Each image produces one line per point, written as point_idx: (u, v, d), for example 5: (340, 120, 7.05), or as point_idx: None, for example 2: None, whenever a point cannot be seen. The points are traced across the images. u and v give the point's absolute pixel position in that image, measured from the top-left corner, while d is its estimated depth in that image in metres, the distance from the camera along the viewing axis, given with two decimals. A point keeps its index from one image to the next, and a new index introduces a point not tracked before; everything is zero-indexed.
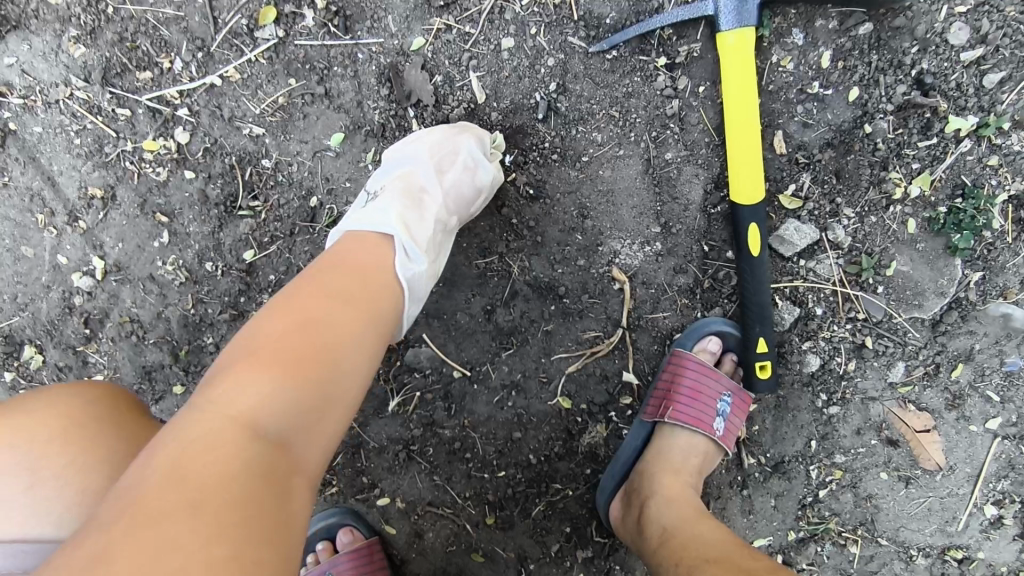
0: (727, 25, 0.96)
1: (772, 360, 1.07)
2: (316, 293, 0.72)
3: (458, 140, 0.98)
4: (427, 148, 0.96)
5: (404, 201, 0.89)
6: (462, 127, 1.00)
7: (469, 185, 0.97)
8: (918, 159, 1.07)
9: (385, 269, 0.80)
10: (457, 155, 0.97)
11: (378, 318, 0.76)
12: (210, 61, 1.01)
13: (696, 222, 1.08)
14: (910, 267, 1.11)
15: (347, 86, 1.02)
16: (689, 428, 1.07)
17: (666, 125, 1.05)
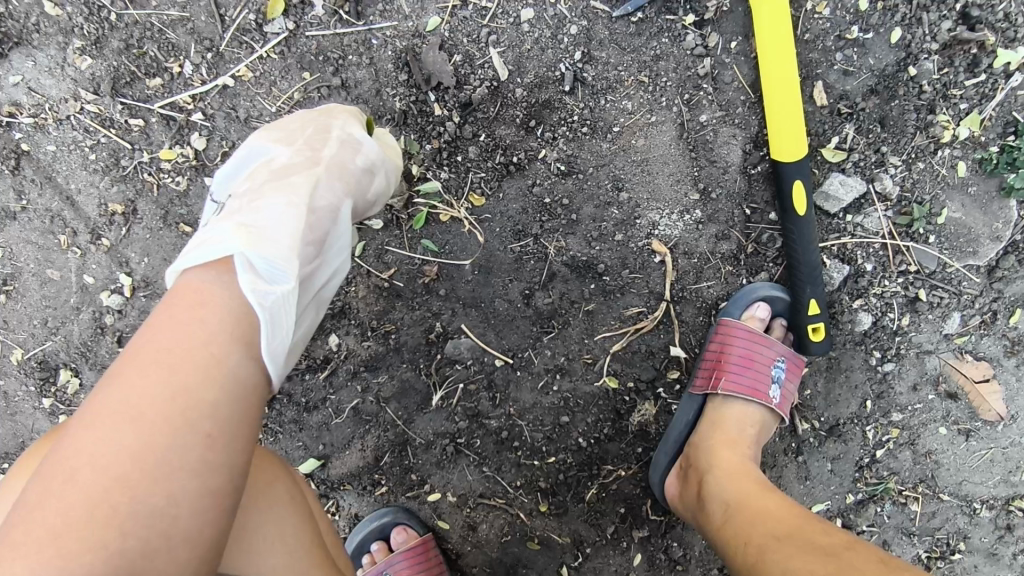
0: None
1: (825, 321, 1.04)
2: (96, 423, 0.55)
3: (323, 123, 0.87)
4: (281, 142, 0.85)
5: (256, 203, 0.76)
6: (328, 112, 0.90)
7: (352, 159, 0.86)
8: (965, 99, 1.02)
9: (221, 312, 0.64)
10: (328, 135, 0.86)
11: (200, 419, 0.57)
12: (220, 61, 0.98)
13: (736, 184, 1.03)
14: (962, 213, 1.06)
15: (363, 74, 0.99)
16: (743, 398, 1.04)
17: (699, 86, 1.01)
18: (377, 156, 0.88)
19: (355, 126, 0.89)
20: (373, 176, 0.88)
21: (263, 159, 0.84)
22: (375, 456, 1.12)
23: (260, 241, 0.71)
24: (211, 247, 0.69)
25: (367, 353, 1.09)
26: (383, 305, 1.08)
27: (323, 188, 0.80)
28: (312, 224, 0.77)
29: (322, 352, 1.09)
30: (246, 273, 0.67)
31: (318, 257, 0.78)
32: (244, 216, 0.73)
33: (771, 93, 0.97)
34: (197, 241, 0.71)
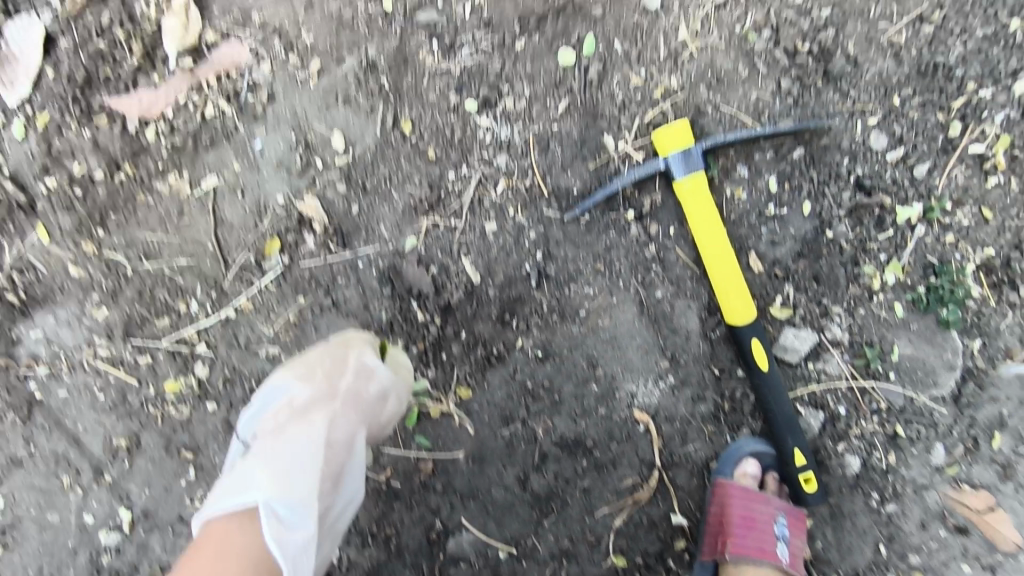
0: (680, 174, 1.07)
1: (814, 469, 1.07)
2: None
3: (343, 354, 0.98)
4: (303, 377, 0.96)
5: (281, 449, 0.89)
6: (347, 341, 1.01)
7: (366, 391, 0.96)
8: (883, 250, 1.15)
9: (248, 550, 0.83)
10: (345, 369, 0.96)
11: None
12: (224, 296, 1.08)
13: (700, 348, 1.12)
14: (913, 348, 1.15)
15: (351, 292, 1.09)
16: (754, 560, 1.06)
17: (650, 267, 1.12)
18: (389, 382, 0.99)
19: (371, 354, 0.99)
20: (387, 400, 0.99)
21: (286, 394, 0.96)
22: None
23: (280, 491, 0.86)
24: (240, 497, 0.86)
25: (369, 561, 1.09)
26: (382, 507, 1.10)
27: (339, 426, 0.92)
28: (327, 465, 0.90)
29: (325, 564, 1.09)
30: (271, 524, 0.84)
31: (335, 489, 0.92)
32: (270, 464, 0.88)
33: (715, 268, 1.07)
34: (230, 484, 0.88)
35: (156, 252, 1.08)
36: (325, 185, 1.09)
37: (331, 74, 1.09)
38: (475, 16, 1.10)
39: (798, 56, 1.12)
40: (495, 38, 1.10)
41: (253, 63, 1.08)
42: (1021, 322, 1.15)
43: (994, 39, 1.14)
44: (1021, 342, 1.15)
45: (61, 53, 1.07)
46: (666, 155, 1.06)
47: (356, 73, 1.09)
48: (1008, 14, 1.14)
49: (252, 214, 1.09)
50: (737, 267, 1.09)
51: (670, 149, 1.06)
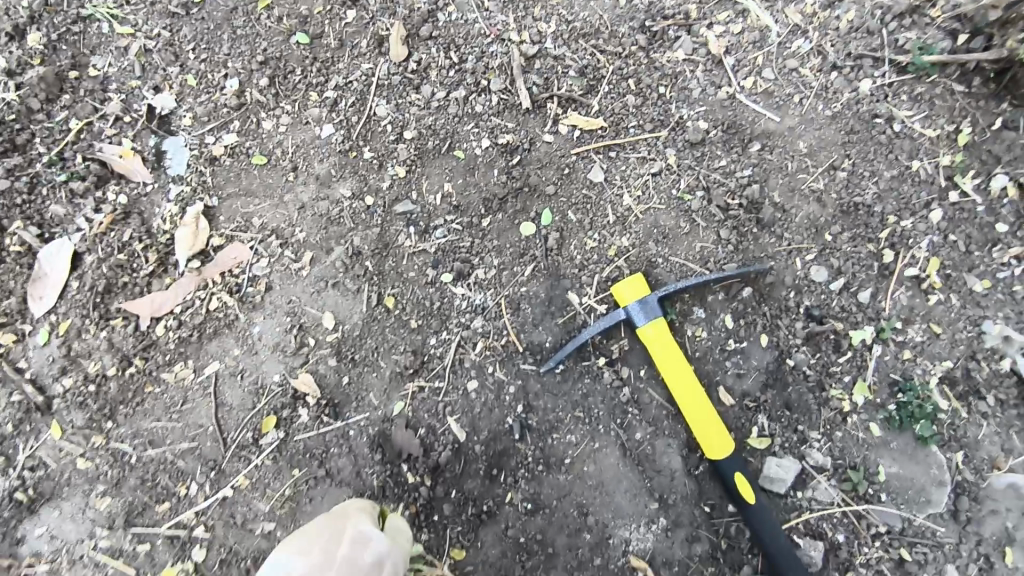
0: (642, 322, 1.14)
1: None
2: None
3: (341, 524, 1.02)
4: (301, 552, 0.99)
5: None
6: (344, 513, 1.04)
7: (362, 558, 0.97)
8: (847, 373, 1.21)
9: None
10: (342, 538, 0.99)
11: None
12: (222, 475, 1.13)
13: (687, 486, 1.14)
14: (898, 465, 1.18)
15: (344, 461, 1.14)
16: None
17: (626, 409, 1.17)
18: (386, 549, 1.00)
19: (368, 522, 1.02)
20: (384, 567, 0.99)
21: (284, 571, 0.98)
22: None
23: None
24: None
25: None
26: None
27: None
28: None
29: None
30: None
31: None
32: None
33: (688, 405, 1.12)
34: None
35: (159, 439, 1.15)
36: (318, 361, 1.19)
37: (322, 263, 1.23)
38: (446, 202, 1.26)
39: (731, 210, 1.27)
40: (464, 219, 1.26)
41: (253, 259, 1.23)
42: (997, 430, 1.19)
43: (903, 177, 1.28)
44: (1003, 451, 1.18)
45: (85, 267, 1.22)
46: (625, 306, 1.15)
47: (343, 260, 1.23)
48: (907, 157, 1.28)
49: (251, 395, 1.17)
50: (710, 403, 1.13)
51: (628, 299, 1.15)
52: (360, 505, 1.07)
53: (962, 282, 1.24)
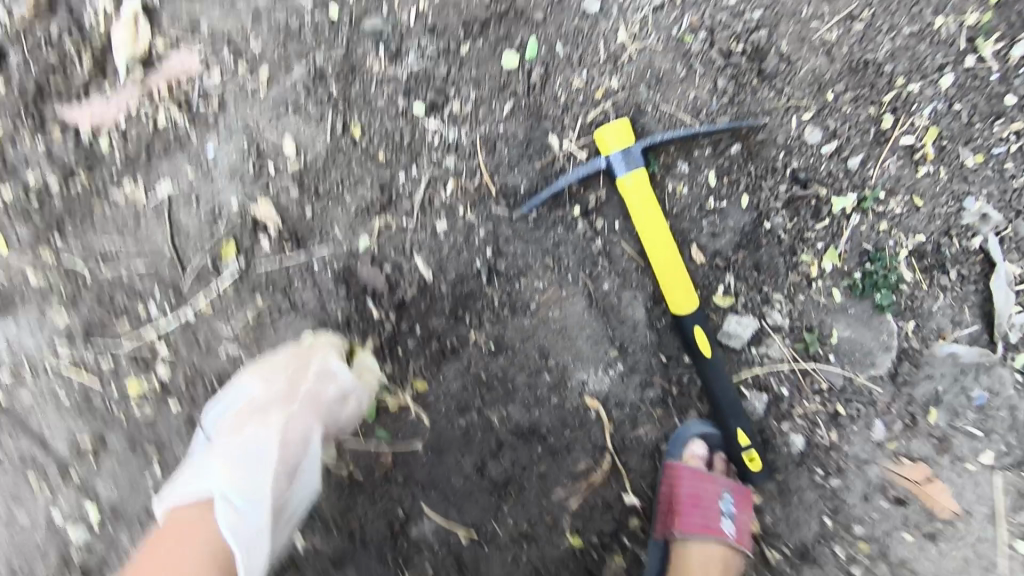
0: (622, 172, 1.10)
1: (756, 448, 1.14)
2: None
3: (307, 357, 1.07)
4: (266, 382, 1.04)
5: (238, 443, 0.99)
6: (311, 346, 1.08)
7: (329, 392, 1.06)
8: (820, 239, 1.21)
9: (203, 548, 0.93)
10: (308, 370, 1.05)
11: None
12: (183, 299, 1.12)
13: (647, 337, 1.17)
14: (851, 330, 1.21)
15: (309, 293, 1.13)
16: (702, 537, 1.12)
17: (596, 261, 1.16)
18: (351, 384, 1.08)
19: (334, 358, 1.07)
20: (347, 402, 1.08)
21: (248, 395, 1.04)
22: None
23: (239, 487, 0.96)
24: (200, 489, 0.96)
25: (332, 550, 1.14)
26: (345, 498, 1.15)
27: (298, 423, 1.02)
28: (285, 459, 1.00)
29: (290, 555, 1.14)
30: (224, 512, 0.94)
31: (292, 480, 1.01)
32: (225, 457, 0.98)
33: (657, 261, 1.11)
34: (192, 477, 0.97)
35: (115, 259, 1.11)
36: (279, 190, 1.13)
37: (281, 84, 1.12)
38: (420, 23, 1.13)
39: (732, 57, 1.17)
40: (440, 44, 1.13)
41: (204, 72, 1.11)
42: (951, 304, 1.22)
43: (922, 35, 1.17)
44: (952, 323, 1.22)
45: (13, 66, 1.09)
46: (607, 154, 1.10)
47: (305, 82, 1.12)
48: (932, 12, 1.17)
49: (208, 221, 1.12)
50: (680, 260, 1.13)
51: (611, 148, 1.10)
52: (327, 339, 1.10)
53: (956, 155, 1.20)
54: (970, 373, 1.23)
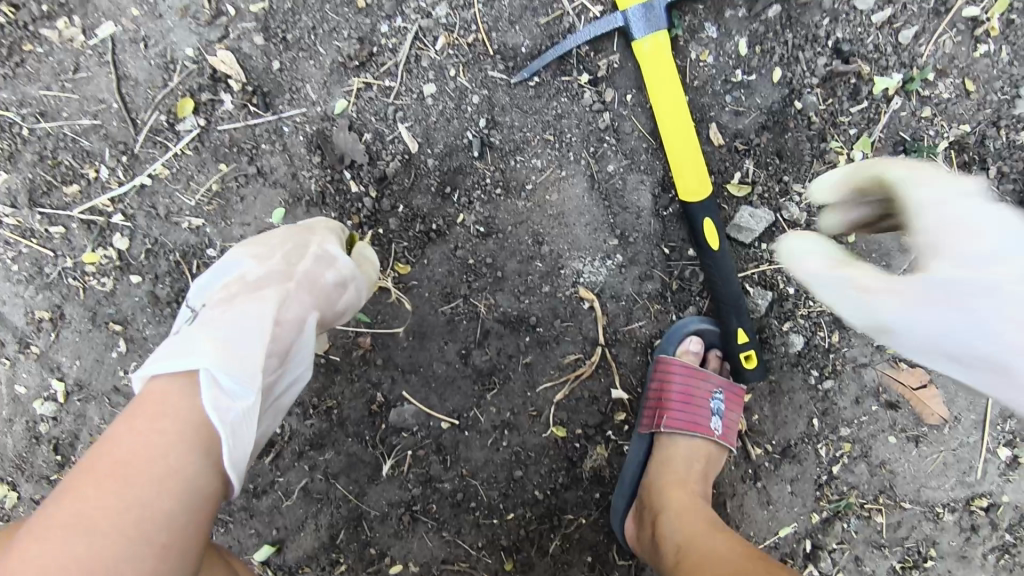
0: (640, 33, 0.96)
1: (755, 348, 1.07)
2: (43, 539, 0.60)
3: (306, 237, 0.90)
4: (257, 255, 0.86)
5: (226, 317, 0.78)
6: (310, 227, 0.93)
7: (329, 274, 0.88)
8: (854, 125, 1.08)
9: (182, 421, 0.70)
10: (307, 249, 0.88)
11: (154, 528, 0.63)
12: (136, 162, 0.99)
13: (651, 226, 1.07)
14: (870, 230, 1.12)
15: (278, 161, 1.00)
16: (687, 433, 1.08)
17: (602, 139, 1.04)
18: (352, 269, 0.91)
19: (335, 242, 0.92)
20: (346, 290, 0.90)
21: (237, 271, 0.85)
22: (330, 534, 1.14)
23: (227, 359, 0.74)
24: (179, 361, 0.73)
25: (311, 432, 1.12)
26: (322, 380, 1.11)
27: (294, 302, 0.82)
28: (278, 338, 0.79)
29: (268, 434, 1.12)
30: (209, 388, 0.72)
31: (281, 367, 0.80)
32: (212, 330, 0.77)
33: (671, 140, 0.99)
34: (168, 349, 0.75)
35: (54, 112, 0.98)
36: (241, 37, 0.97)
37: None
38: None
39: None
40: None
41: None
42: None
43: None
44: None
45: None
46: (625, 9, 0.95)
47: None
48: None
49: (159, 70, 0.97)
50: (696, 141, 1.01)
51: (630, 3, 0.95)
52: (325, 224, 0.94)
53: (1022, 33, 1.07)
54: None
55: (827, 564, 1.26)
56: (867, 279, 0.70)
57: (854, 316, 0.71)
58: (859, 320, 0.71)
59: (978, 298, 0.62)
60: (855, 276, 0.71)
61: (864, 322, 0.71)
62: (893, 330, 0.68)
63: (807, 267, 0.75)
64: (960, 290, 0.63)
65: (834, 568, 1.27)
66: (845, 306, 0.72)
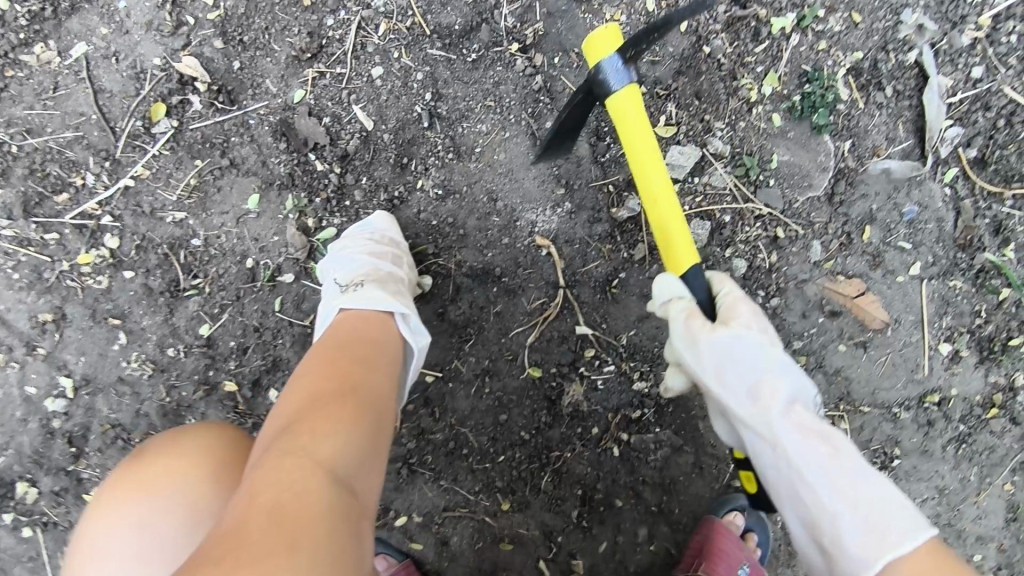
0: (618, 83, 0.94)
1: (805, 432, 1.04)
2: (312, 376, 0.83)
3: (396, 238, 1.10)
4: (375, 253, 1.05)
5: (386, 286, 1.01)
6: (391, 228, 1.11)
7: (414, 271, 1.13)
8: (760, 63, 1.21)
9: (384, 332, 0.94)
10: (403, 248, 1.10)
11: (381, 370, 0.87)
12: (118, 166, 1.09)
13: (592, 172, 1.18)
14: (790, 154, 1.24)
15: (248, 151, 1.11)
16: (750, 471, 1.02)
17: (538, 99, 1.15)
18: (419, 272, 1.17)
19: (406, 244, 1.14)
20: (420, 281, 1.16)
21: (365, 261, 1.04)
22: None
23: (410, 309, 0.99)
24: (380, 304, 0.96)
25: None
26: None
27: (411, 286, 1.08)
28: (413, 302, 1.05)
29: (266, 407, 1.17)
30: (405, 326, 0.96)
31: None
32: (385, 292, 0.99)
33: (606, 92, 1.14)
34: (360, 298, 0.97)
35: (38, 128, 1.07)
36: (202, 44, 1.08)
37: None
38: None
39: None
40: None
41: None
42: (886, 120, 1.25)
43: None
44: (886, 140, 1.26)
45: None
46: (603, 62, 0.93)
47: None
48: None
49: (131, 81, 1.08)
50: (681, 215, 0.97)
51: (608, 50, 0.92)
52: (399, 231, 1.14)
53: None
54: (901, 189, 1.27)
55: None
56: (768, 380, 0.95)
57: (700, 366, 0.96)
58: (714, 377, 0.95)
59: (818, 425, 0.92)
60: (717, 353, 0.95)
61: (721, 374, 0.95)
62: (749, 402, 0.94)
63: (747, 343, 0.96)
64: (815, 422, 0.92)
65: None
66: (736, 354, 0.95)
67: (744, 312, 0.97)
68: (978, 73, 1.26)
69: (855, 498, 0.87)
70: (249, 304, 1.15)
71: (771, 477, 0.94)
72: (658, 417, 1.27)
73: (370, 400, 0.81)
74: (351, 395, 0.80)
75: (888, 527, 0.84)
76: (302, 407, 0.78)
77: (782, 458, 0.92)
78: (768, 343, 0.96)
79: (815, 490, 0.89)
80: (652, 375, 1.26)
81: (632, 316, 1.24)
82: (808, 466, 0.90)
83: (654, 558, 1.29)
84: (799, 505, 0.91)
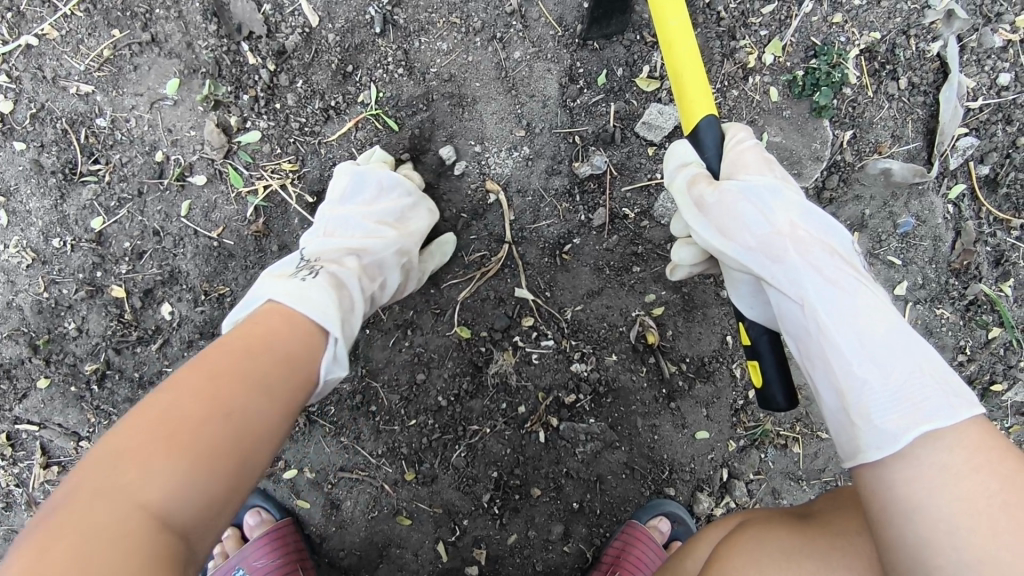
0: None
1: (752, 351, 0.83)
2: (178, 385, 0.60)
3: (400, 228, 0.96)
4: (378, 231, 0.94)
5: (341, 288, 0.79)
6: (409, 207, 0.99)
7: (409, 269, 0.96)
8: (764, 26, 1.10)
9: (299, 331, 0.70)
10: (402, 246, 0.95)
11: (275, 383, 0.64)
12: (22, 21, 0.98)
13: (558, 117, 1.06)
14: (782, 136, 1.11)
15: (172, 28, 0.99)
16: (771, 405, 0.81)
17: (509, 24, 1.04)
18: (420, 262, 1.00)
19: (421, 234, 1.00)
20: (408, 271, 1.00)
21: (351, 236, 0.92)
22: None
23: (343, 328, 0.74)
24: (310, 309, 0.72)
25: (201, 319, 1.02)
26: (215, 266, 1.02)
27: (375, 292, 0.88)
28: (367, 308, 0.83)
29: (154, 321, 1.03)
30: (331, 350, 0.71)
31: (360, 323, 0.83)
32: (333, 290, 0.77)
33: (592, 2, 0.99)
34: (298, 288, 0.75)
35: None
36: None
37: None
38: None
39: None
40: None
41: None
42: (894, 115, 1.12)
43: None
44: (891, 137, 1.12)
45: None
46: None
47: None
48: None
49: None
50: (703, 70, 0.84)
51: None
52: (417, 208, 1.00)
53: None
54: (900, 197, 1.13)
55: (742, 496, 1.14)
56: (787, 233, 0.77)
57: (704, 228, 0.81)
58: (719, 233, 0.80)
59: (850, 276, 0.72)
60: (719, 200, 0.81)
61: (726, 231, 0.80)
62: (763, 261, 0.77)
63: (760, 188, 0.80)
64: (837, 266, 0.73)
65: (750, 499, 1.14)
66: (743, 209, 0.79)
67: (752, 161, 0.83)
68: (1005, 80, 1.11)
69: (892, 360, 0.65)
70: (151, 204, 1.02)
71: (799, 350, 0.73)
72: (594, 407, 1.12)
73: (235, 429, 0.59)
74: (207, 416, 0.58)
75: (931, 397, 0.60)
76: (146, 434, 0.56)
77: (807, 317, 0.72)
78: (785, 188, 0.80)
79: (841, 349, 0.67)
80: (594, 359, 1.11)
81: (581, 290, 1.10)
82: (838, 320, 0.69)
83: (565, 560, 1.14)
84: (827, 375, 0.68)
